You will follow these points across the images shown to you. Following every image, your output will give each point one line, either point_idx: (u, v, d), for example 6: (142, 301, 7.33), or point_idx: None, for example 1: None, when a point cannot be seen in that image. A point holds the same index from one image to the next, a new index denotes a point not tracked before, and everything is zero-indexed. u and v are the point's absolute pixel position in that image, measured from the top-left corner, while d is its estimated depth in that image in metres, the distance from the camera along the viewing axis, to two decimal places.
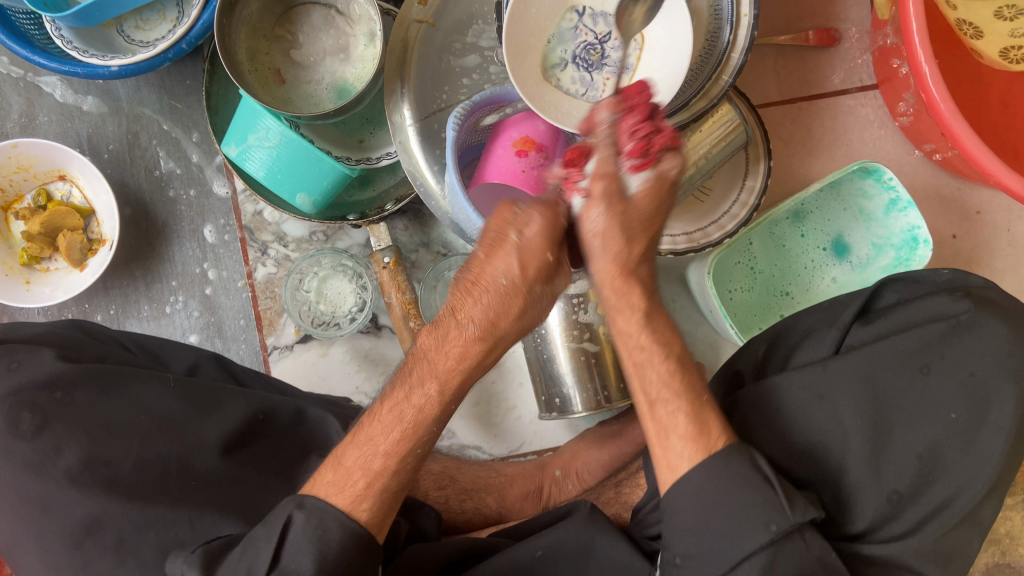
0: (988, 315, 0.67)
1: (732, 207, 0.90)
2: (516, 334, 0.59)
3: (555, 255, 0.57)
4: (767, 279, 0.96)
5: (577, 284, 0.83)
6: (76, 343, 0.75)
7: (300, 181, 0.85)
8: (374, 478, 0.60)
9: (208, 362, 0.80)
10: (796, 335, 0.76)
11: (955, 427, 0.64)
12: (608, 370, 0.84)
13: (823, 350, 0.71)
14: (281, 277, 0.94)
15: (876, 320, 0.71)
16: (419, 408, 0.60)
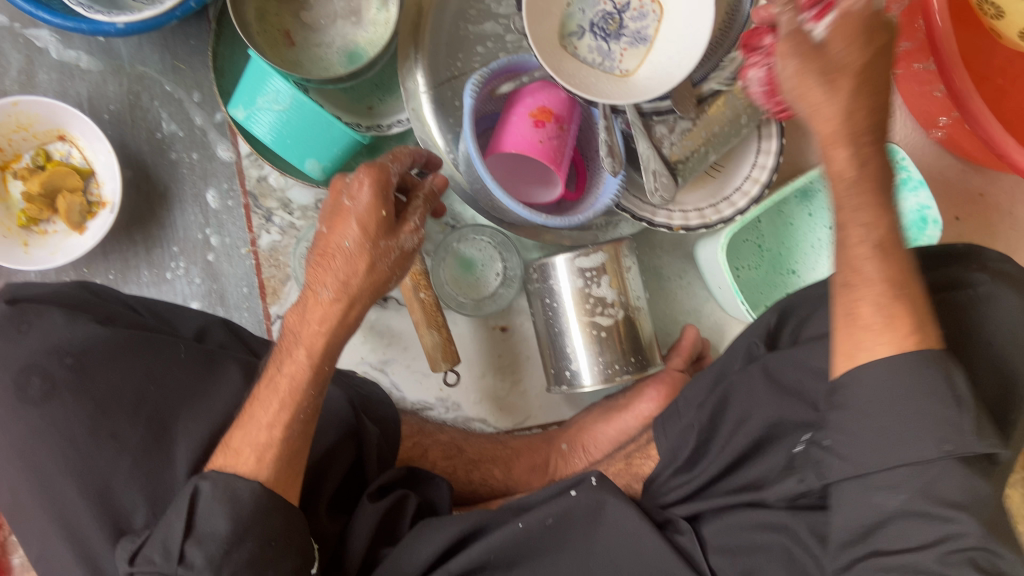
0: None
1: (742, 184, 0.89)
2: (373, 292, 0.64)
3: (390, 209, 0.62)
4: (773, 256, 0.96)
5: (591, 258, 0.83)
6: (85, 304, 0.74)
7: (309, 146, 0.83)
8: (264, 451, 0.62)
9: (218, 326, 0.79)
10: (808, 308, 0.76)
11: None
12: (620, 343, 0.84)
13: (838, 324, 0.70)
14: (287, 245, 0.93)
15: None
16: (291, 375, 0.64)
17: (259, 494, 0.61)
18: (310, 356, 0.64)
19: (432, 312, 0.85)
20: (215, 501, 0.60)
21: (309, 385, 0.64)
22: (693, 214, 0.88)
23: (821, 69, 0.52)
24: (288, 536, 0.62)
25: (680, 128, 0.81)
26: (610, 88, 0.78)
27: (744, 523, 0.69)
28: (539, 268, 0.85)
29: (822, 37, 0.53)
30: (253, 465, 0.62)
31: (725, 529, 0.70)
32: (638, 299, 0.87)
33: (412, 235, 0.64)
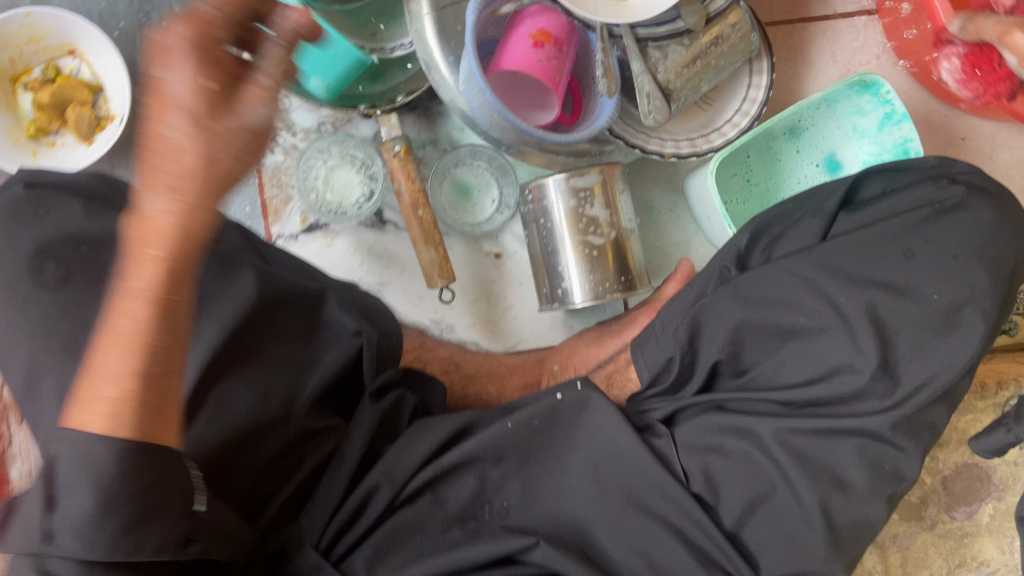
0: (977, 198, 0.71)
1: (733, 117, 0.92)
2: (220, 187, 0.46)
3: (219, 77, 0.45)
4: (761, 192, 0.98)
5: (585, 178, 0.86)
6: (103, 195, 0.76)
7: (314, 64, 0.86)
8: (120, 404, 0.45)
9: (233, 231, 0.78)
10: (779, 227, 0.79)
11: (942, 311, 0.68)
12: (610, 262, 0.87)
13: (809, 238, 0.76)
14: (289, 166, 0.96)
15: (863, 212, 0.75)
16: (125, 312, 0.46)
17: (121, 457, 0.45)
18: (155, 284, 0.46)
19: (429, 230, 0.88)
20: (73, 465, 0.45)
21: (157, 318, 0.46)
22: (685, 144, 0.92)
23: None
24: (165, 487, 0.48)
25: (675, 54, 0.85)
26: (605, 8, 0.80)
27: (719, 425, 0.71)
28: (534, 188, 0.88)
29: None
30: (103, 421, 0.45)
31: (704, 430, 0.72)
32: (628, 223, 0.90)
33: (259, 105, 0.46)
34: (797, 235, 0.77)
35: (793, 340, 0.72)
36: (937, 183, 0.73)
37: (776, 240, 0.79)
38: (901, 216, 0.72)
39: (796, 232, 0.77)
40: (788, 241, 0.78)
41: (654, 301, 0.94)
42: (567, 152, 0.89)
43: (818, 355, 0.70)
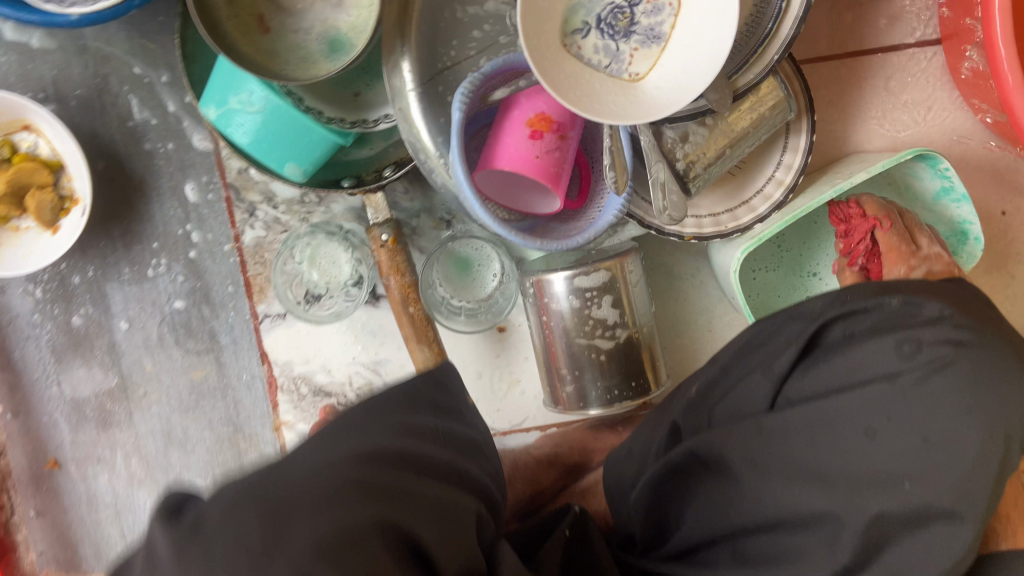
0: (965, 357, 0.54)
1: (764, 187, 0.82)
2: None
3: None
4: (793, 258, 0.89)
5: (592, 277, 0.77)
6: None
7: (287, 150, 0.77)
8: None
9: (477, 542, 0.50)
10: (721, 377, 0.62)
11: (919, 508, 0.51)
12: (619, 368, 0.79)
13: (756, 405, 0.58)
14: (271, 242, 0.87)
15: (824, 364, 0.57)
16: None
17: None
18: None
19: (422, 327, 0.81)
20: None
21: None
22: (708, 222, 0.82)
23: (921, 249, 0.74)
24: None
25: (695, 137, 0.74)
26: (616, 98, 0.68)
27: None
28: (536, 283, 0.79)
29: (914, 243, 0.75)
30: None
31: None
32: (643, 317, 0.81)
33: None
34: (740, 400, 0.60)
35: (763, 531, 0.55)
36: (895, 341, 0.55)
37: (718, 398, 0.61)
38: (858, 387, 0.54)
39: (742, 387, 0.60)
40: (734, 399, 0.60)
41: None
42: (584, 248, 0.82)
43: (779, 538, 0.54)
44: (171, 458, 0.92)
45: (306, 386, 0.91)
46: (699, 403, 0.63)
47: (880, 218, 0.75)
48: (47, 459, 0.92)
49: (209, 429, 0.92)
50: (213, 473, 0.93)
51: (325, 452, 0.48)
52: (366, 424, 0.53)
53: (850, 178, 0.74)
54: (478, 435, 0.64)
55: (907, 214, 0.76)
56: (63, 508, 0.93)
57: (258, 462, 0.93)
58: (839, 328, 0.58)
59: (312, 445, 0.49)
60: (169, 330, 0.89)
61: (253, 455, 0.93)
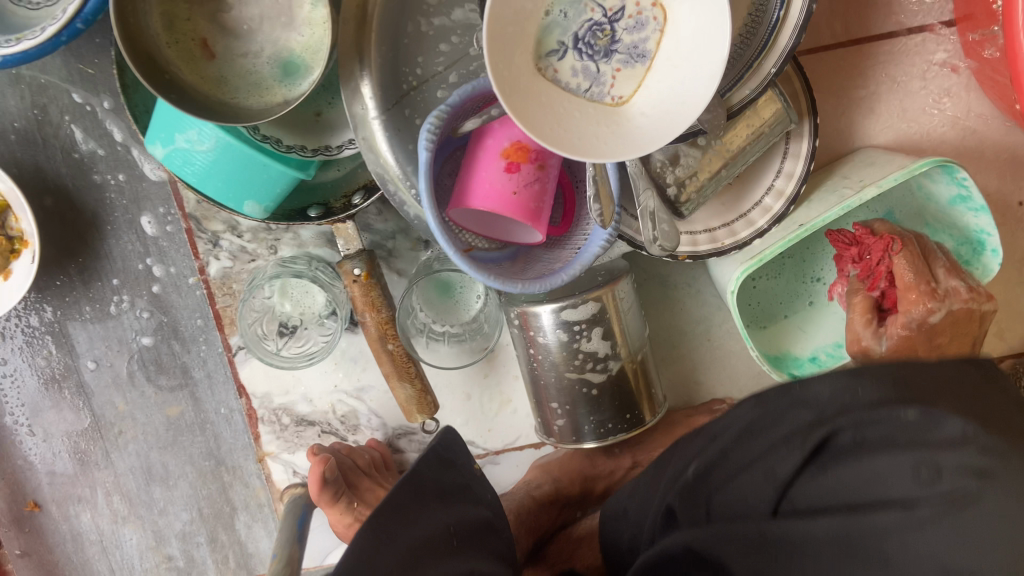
0: (996, 484, 0.47)
1: (762, 199, 0.75)
2: None
3: None
4: (795, 263, 0.82)
5: (580, 310, 0.72)
6: None
7: (244, 187, 0.70)
8: None
9: None
10: (728, 466, 0.57)
11: None
12: (610, 400, 0.75)
13: (760, 508, 0.54)
14: (239, 272, 0.82)
15: (831, 474, 0.52)
16: None
17: None
18: None
19: (402, 364, 0.76)
20: None
21: None
22: (703, 238, 0.76)
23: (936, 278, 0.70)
24: None
25: (687, 159, 0.69)
26: (596, 129, 0.62)
27: None
28: (521, 314, 0.74)
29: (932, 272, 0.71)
30: None
31: None
32: (636, 344, 0.76)
33: None
34: (743, 494, 0.55)
35: None
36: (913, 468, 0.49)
37: (720, 488, 0.57)
38: (869, 513, 0.49)
39: (747, 478, 0.56)
40: (736, 489, 0.56)
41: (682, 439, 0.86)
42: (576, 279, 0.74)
43: None
44: (154, 493, 0.89)
45: (287, 416, 0.87)
46: (699, 488, 0.59)
47: (896, 238, 0.70)
48: (26, 502, 0.89)
49: (190, 464, 0.88)
50: (198, 506, 0.90)
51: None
52: (394, 536, 0.59)
53: (860, 195, 0.67)
54: (485, 509, 0.71)
55: (920, 240, 0.73)
56: (48, 548, 0.90)
57: (244, 493, 0.89)
58: (848, 434, 0.52)
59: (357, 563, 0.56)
60: (140, 368, 0.85)
61: (239, 487, 0.89)
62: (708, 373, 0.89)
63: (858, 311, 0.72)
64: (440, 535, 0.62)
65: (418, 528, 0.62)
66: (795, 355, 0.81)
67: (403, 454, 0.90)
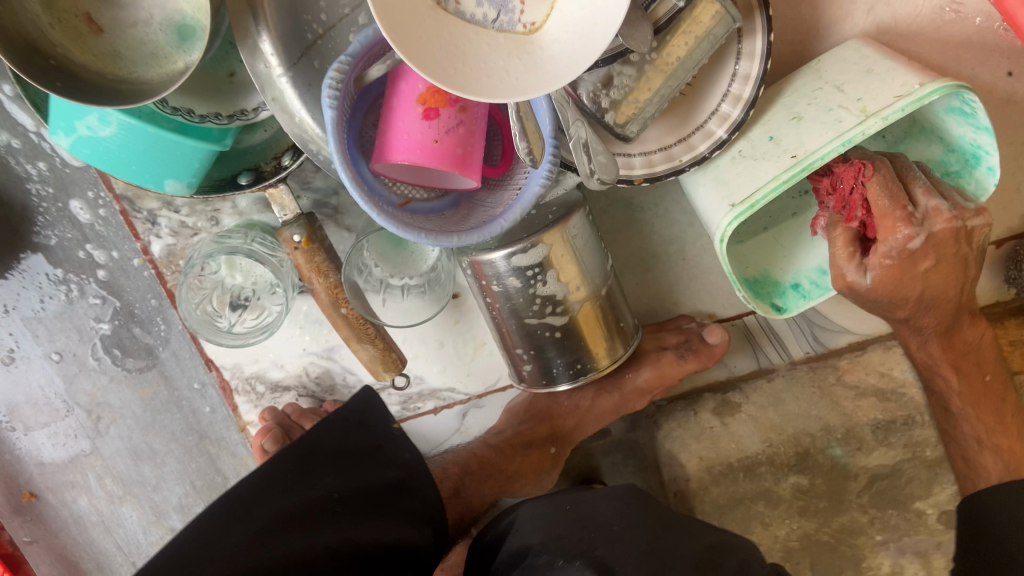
0: None
1: (718, 108, 0.68)
2: None
3: None
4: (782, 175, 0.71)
5: (531, 254, 0.68)
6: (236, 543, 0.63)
7: (160, 166, 0.66)
8: None
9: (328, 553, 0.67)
10: None
11: None
12: (576, 340, 0.72)
13: None
14: (184, 247, 0.79)
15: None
16: None
17: None
18: None
19: (360, 327, 0.74)
20: None
21: None
22: (658, 157, 0.70)
23: (909, 206, 0.60)
24: None
25: (621, 79, 0.62)
26: (508, 63, 0.56)
27: None
28: (473, 264, 0.70)
29: (912, 193, 0.61)
30: None
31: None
32: (598, 279, 0.72)
33: None
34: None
35: None
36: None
37: None
38: None
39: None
40: None
41: (648, 354, 0.82)
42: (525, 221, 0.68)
43: None
44: (145, 472, 0.89)
45: (261, 384, 0.86)
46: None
47: (869, 161, 0.59)
48: (22, 493, 0.89)
49: (174, 441, 0.88)
50: (190, 480, 0.90)
51: (222, 548, 0.62)
52: (260, 506, 0.66)
53: (862, 127, 0.55)
54: (398, 471, 0.78)
55: (897, 163, 0.62)
56: (52, 533, 0.91)
57: (233, 462, 0.89)
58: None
59: (211, 530, 0.63)
60: (104, 354, 0.83)
61: (226, 457, 0.89)
62: (685, 291, 0.85)
63: (840, 242, 0.63)
64: (320, 501, 0.70)
65: (299, 494, 0.69)
66: (775, 279, 0.72)
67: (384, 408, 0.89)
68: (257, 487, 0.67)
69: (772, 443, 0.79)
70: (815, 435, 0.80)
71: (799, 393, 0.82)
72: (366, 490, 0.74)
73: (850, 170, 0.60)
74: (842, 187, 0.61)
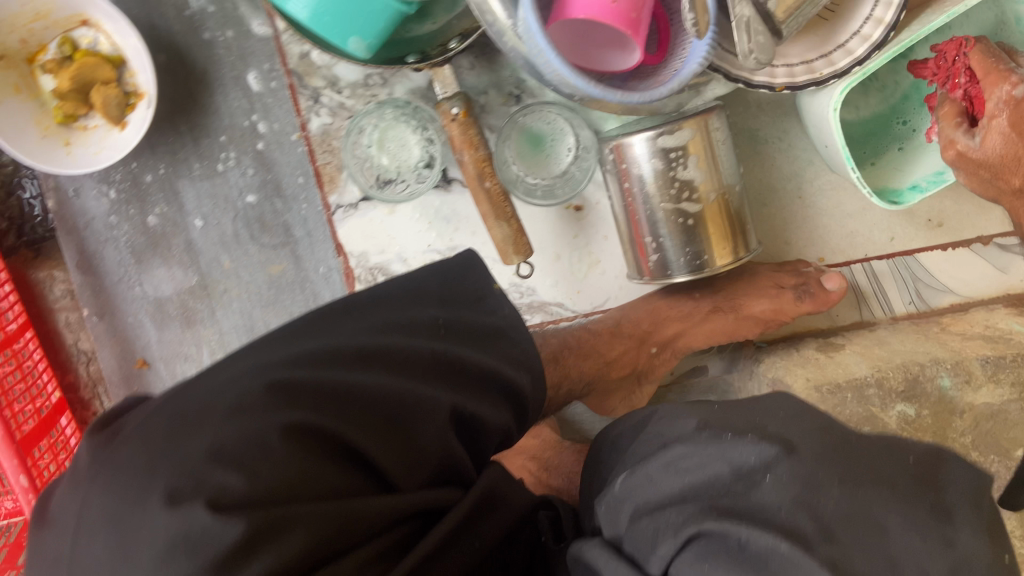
0: None
1: (859, 29, 0.73)
2: None
3: None
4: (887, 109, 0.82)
5: (676, 137, 0.73)
6: (312, 336, 0.56)
7: (351, 25, 0.72)
8: None
9: (413, 363, 0.57)
10: (663, 465, 0.53)
11: None
12: (707, 232, 0.75)
13: (676, 522, 0.49)
14: (338, 128, 0.85)
15: (707, 564, 0.46)
16: None
17: None
18: None
19: (500, 203, 0.78)
20: None
21: None
22: (800, 69, 0.76)
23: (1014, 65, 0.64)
24: None
25: None
26: None
27: (606, 505, 0.57)
28: (616, 147, 0.75)
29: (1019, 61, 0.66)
30: None
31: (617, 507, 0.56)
32: (732, 179, 0.76)
33: None
34: (637, 541, 0.52)
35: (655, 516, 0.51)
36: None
37: (646, 485, 0.53)
38: None
39: (650, 526, 0.51)
40: (662, 491, 0.52)
41: (767, 291, 0.84)
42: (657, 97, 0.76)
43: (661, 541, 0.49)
44: None
45: (383, 276, 0.89)
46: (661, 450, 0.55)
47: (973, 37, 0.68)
48: (135, 359, 0.93)
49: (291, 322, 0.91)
50: None
51: (295, 345, 0.55)
52: (356, 312, 0.59)
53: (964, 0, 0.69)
54: (500, 321, 0.65)
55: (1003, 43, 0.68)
56: None
57: None
58: (734, 538, 0.46)
59: (321, 319, 0.59)
60: (244, 226, 0.88)
61: None
62: (797, 232, 0.88)
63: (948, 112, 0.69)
64: (424, 318, 0.61)
65: (403, 309, 0.61)
66: (894, 187, 0.78)
67: None
68: (367, 299, 0.61)
69: (879, 369, 0.80)
70: (923, 365, 0.80)
71: (904, 337, 0.85)
72: (472, 316, 0.64)
73: (954, 41, 0.68)
74: (947, 62, 0.70)
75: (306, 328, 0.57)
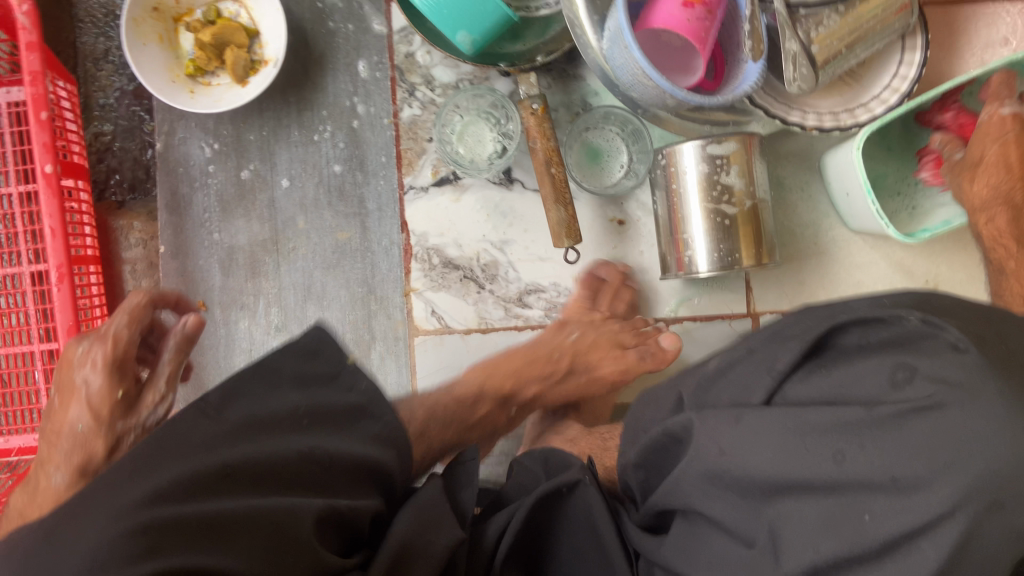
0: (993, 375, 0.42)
1: (881, 93, 0.89)
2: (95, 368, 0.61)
3: (126, 390, 0.62)
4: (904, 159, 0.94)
5: (722, 146, 0.85)
6: (138, 481, 0.49)
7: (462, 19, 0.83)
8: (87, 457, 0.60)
9: (292, 459, 0.57)
10: (769, 334, 0.57)
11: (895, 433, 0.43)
12: (740, 233, 0.86)
13: (793, 346, 0.52)
14: (426, 119, 0.98)
15: (830, 372, 0.49)
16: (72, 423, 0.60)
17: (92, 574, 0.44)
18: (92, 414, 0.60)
19: (561, 189, 0.89)
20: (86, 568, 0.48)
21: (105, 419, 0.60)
22: (828, 117, 0.89)
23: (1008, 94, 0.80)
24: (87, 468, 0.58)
25: (829, 21, 0.80)
26: None
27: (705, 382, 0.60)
28: (668, 153, 0.88)
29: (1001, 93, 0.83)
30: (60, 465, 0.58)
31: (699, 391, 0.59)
32: (763, 195, 0.89)
33: (149, 409, 0.63)
34: (745, 383, 0.54)
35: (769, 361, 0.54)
36: (896, 366, 0.46)
37: (736, 357, 0.57)
38: (841, 406, 0.46)
39: (762, 364, 0.54)
40: (766, 348, 0.56)
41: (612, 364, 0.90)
42: (708, 121, 0.90)
43: (770, 366, 0.53)
44: (308, 310, 0.99)
45: (437, 257, 0.98)
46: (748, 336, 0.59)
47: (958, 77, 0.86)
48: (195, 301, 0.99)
49: (346, 288, 0.99)
50: (343, 329, 0.99)
51: (121, 488, 0.49)
52: (189, 441, 0.54)
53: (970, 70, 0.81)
54: (357, 397, 0.67)
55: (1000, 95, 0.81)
56: (200, 348, 0.99)
57: (385, 325, 0.99)
58: (856, 340, 0.49)
59: (168, 436, 0.53)
60: (325, 192, 0.99)
61: (382, 317, 0.99)
62: (810, 274, 0.99)
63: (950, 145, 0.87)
64: (284, 413, 0.60)
65: (251, 412, 0.58)
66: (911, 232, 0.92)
67: (528, 311, 0.99)
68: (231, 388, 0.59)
69: None
70: None
71: None
72: (327, 408, 0.63)
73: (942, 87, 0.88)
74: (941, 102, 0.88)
75: (136, 472, 0.50)
